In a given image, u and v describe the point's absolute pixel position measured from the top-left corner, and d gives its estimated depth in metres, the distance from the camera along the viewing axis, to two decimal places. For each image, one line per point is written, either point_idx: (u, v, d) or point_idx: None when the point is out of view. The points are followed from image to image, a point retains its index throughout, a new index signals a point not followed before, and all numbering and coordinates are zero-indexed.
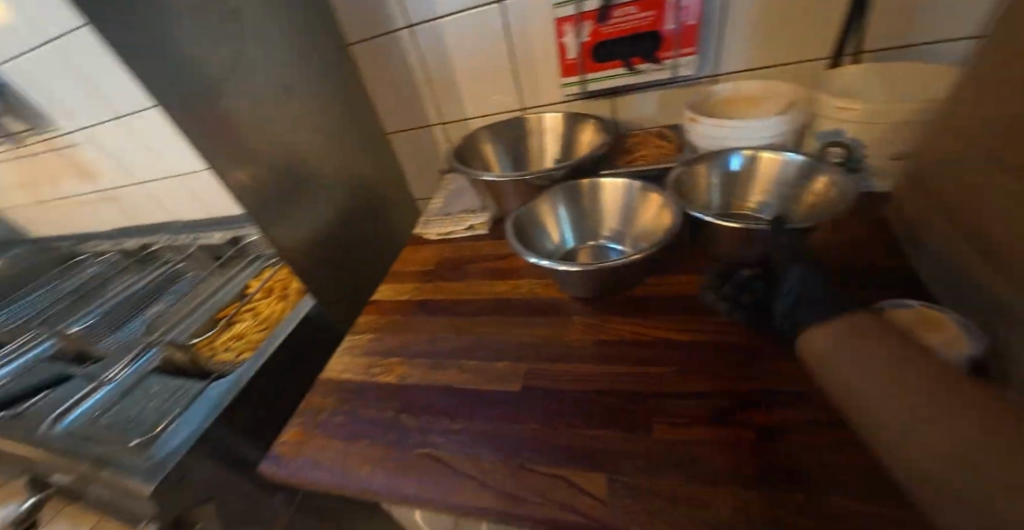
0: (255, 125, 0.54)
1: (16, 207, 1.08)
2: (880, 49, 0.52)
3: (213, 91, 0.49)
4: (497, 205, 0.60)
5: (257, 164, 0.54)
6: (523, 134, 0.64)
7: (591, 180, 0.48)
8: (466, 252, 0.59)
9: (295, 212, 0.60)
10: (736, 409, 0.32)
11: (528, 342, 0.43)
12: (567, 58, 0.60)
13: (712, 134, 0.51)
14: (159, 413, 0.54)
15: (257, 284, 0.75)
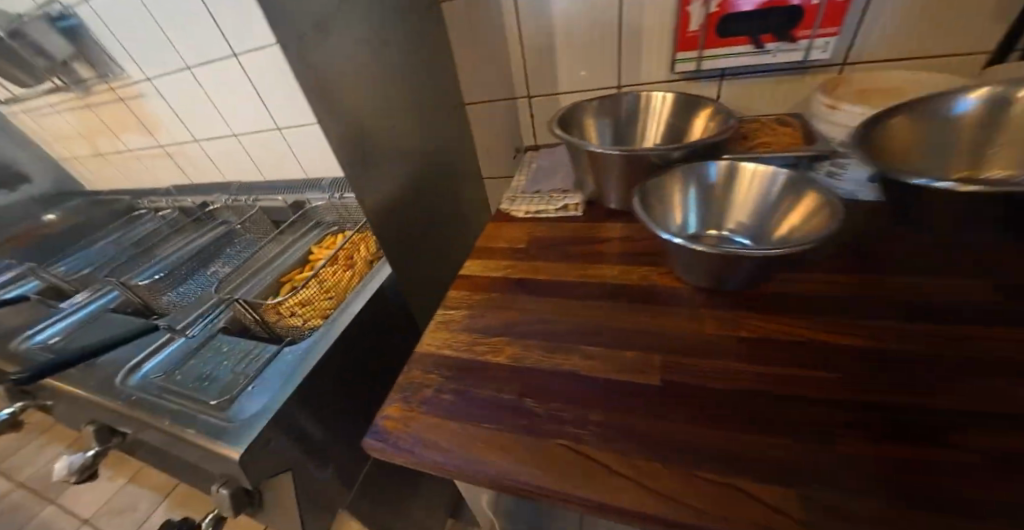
0: (355, 75, 0.51)
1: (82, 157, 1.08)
2: None
3: (321, 31, 0.45)
4: (597, 184, 0.56)
5: (354, 118, 0.51)
6: (624, 112, 0.60)
7: (729, 162, 0.43)
8: (560, 234, 0.55)
9: (380, 174, 0.57)
10: (939, 429, 0.28)
11: (655, 333, 0.39)
12: (687, 30, 0.55)
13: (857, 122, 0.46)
14: (233, 376, 0.51)
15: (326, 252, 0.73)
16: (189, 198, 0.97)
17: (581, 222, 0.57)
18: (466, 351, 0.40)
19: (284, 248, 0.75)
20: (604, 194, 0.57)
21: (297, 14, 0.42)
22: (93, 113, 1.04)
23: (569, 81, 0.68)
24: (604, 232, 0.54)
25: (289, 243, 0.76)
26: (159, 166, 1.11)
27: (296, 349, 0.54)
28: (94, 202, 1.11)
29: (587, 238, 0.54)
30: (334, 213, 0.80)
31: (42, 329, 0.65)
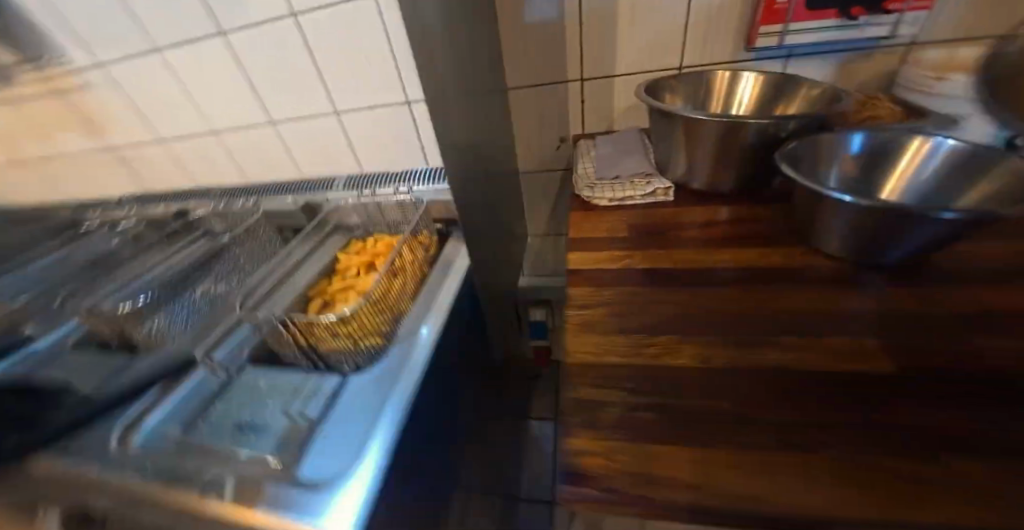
0: (433, 40, 0.42)
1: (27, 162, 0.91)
2: None
3: None
4: (693, 167, 0.52)
5: (435, 88, 0.43)
6: (705, 90, 0.55)
7: (891, 133, 0.41)
8: (661, 219, 0.50)
9: (453, 158, 0.48)
10: None
11: (848, 314, 0.34)
12: (776, 3, 0.52)
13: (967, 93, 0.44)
14: (291, 422, 0.38)
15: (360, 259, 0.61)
16: (158, 207, 0.80)
17: (674, 207, 0.52)
18: (633, 354, 0.33)
19: (305, 256, 0.61)
20: (696, 177, 0.53)
21: None
22: (14, 108, 0.84)
23: (628, 61, 0.64)
24: (707, 215, 0.50)
25: (311, 248, 0.63)
26: (106, 173, 0.92)
27: (372, 382, 0.41)
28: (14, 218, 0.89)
29: (695, 222, 0.49)
30: (360, 213, 0.68)
31: None
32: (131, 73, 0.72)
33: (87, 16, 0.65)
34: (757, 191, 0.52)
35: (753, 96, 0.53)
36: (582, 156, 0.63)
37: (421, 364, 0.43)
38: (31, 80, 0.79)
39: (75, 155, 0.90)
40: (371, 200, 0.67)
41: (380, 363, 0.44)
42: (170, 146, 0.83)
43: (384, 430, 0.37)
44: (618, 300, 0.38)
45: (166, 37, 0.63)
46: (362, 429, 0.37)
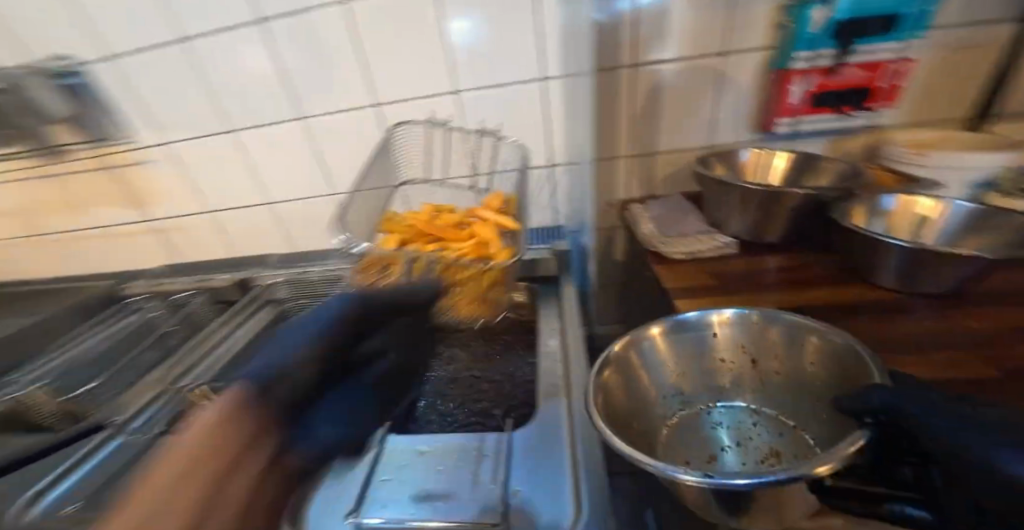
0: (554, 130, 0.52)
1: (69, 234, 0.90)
2: (1011, 115, 0.68)
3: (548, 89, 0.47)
4: (750, 225, 0.62)
5: None
6: (741, 164, 0.68)
7: (906, 196, 0.54)
8: (734, 268, 0.60)
9: None
10: None
11: (932, 334, 0.43)
12: (787, 103, 0.66)
13: (948, 166, 0.58)
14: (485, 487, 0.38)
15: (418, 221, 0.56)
16: (217, 276, 0.78)
17: (740, 257, 0.62)
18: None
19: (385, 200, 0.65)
20: (749, 233, 0.63)
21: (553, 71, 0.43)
22: (54, 182, 0.84)
23: (666, 141, 0.76)
24: (771, 263, 0.60)
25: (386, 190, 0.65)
26: (143, 245, 0.91)
27: (548, 441, 0.41)
28: (35, 294, 0.84)
29: (765, 270, 0.58)
30: (419, 171, 0.74)
31: (55, 484, 0.41)
32: (208, 150, 0.79)
33: (184, 103, 0.74)
34: (801, 242, 0.63)
35: (782, 170, 0.66)
36: (640, 218, 0.73)
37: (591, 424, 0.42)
38: (85, 156, 0.80)
39: (113, 228, 0.89)
40: (437, 157, 0.74)
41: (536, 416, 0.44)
42: (219, 220, 0.87)
43: (591, 481, 0.36)
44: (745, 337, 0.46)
45: (266, 119, 0.75)
46: (562, 485, 0.36)
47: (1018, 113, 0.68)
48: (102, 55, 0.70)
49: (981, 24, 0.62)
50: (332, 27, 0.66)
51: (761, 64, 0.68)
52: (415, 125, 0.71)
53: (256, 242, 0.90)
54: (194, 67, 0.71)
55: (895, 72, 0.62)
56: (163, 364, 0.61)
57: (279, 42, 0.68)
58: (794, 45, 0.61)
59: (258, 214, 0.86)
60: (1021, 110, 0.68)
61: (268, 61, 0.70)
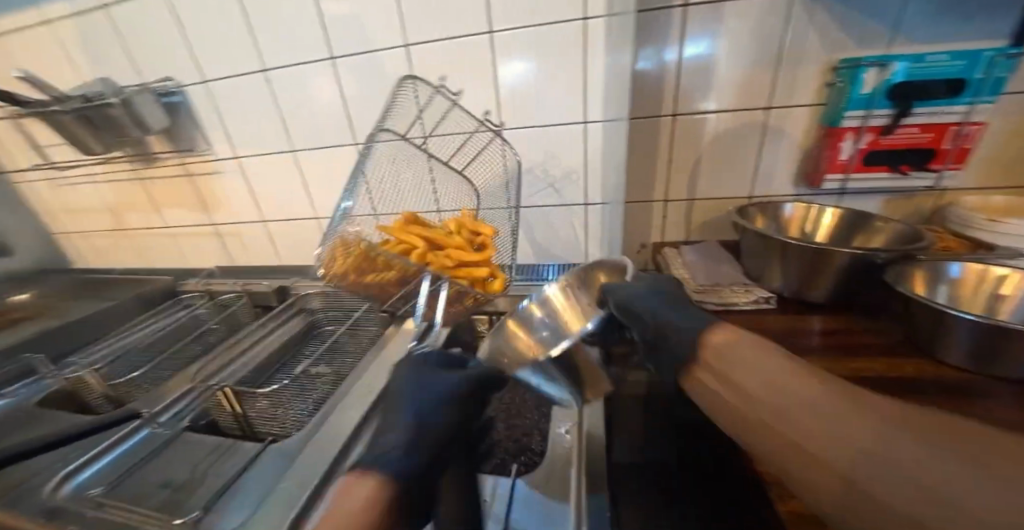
0: None
1: (145, 231, 1.01)
2: None
3: None
4: (791, 283, 0.59)
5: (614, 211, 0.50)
6: (784, 217, 0.66)
7: (979, 265, 0.50)
8: (772, 326, 0.57)
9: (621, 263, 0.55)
10: None
11: (1012, 425, 0.38)
12: (837, 159, 0.63)
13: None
14: None
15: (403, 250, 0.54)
16: (260, 284, 0.82)
17: (780, 314, 0.59)
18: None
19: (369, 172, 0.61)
20: (790, 290, 0.60)
21: None
22: (142, 184, 0.95)
23: (705, 189, 0.75)
24: (815, 324, 0.56)
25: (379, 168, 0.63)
26: (203, 246, 1.00)
27: (551, 491, 0.40)
28: (108, 281, 0.94)
29: (807, 332, 0.54)
30: None
31: (86, 466, 0.43)
32: (269, 165, 0.86)
33: (256, 123, 0.82)
34: (852, 304, 0.58)
35: (830, 227, 0.63)
36: (673, 264, 0.72)
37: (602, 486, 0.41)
38: (169, 164, 0.90)
39: (183, 228, 0.99)
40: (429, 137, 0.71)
41: (548, 466, 0.43)
42: (271, 229, 0.94)
43: None
44: None
45: (324, 140, 0.82)
46: None
47: None
48: (199, 78, 0.80)
49: None
50: (393, 64, 0.72)
51: (811, 119, 0.66)
52: (422, 83, 0.66)
53: (300, 252, 0.96)
54: (271, 93, 0.79)
55: (962, 134, 0.58)
56: (202, 359, 0.65)
57: (345, 75, 0.75)
58: (847, 102, 0.59)
59: (307, 227, 0.92)
60: None
61: (332, 89, 0.76)
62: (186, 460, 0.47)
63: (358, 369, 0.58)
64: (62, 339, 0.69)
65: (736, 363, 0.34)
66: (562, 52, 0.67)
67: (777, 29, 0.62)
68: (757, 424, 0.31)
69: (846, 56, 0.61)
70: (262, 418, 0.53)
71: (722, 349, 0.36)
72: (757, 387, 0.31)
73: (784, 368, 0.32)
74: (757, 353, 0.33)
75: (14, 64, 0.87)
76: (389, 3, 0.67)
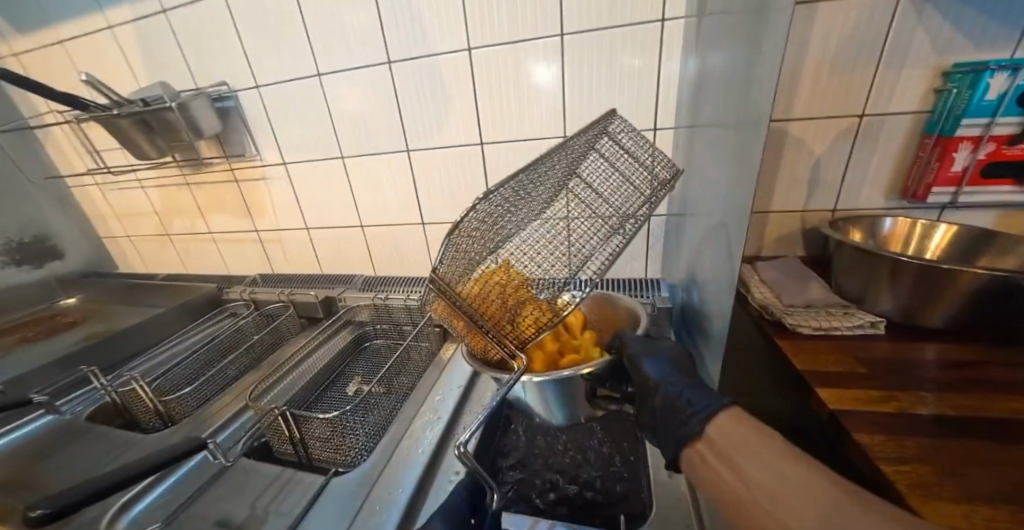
0: (731, 175, 0.46)
1: (188, 237, 1.01)
2: None
3: (748, 110, 0.42)
4: (903, 307, 0.53)
5: (734, 223, 0.44)
6: (882, 232, 0.60)
7: None
8: (884, 352, 0.50)
9: (714, 283, 0.50)
10: None
11: None
12: (949, 171, 0.58)
13: None
14: None
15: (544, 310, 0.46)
16: (306, 291, 0.78)
17: (890, 342, 0.53)
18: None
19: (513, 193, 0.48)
20: (900, 315, 0.54)
21: (756, 106, 0.40)
22: (190, 189, 0.94)
23: (784, 200, 0.69)
24: (937, 353, 0.49)
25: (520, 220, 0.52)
26: (246, 253, 0.98)
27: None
28: (151, 286, 0.92)
29: (927, 361, 0.48)
30: None
31: (144, 494, 0.42)
32: (317, 171, 0.84)
33: (308, 129, 0.80)
34: (978, 333, 0.51)
35: (941, 245, 0.57)
36: (750, 281, 0.66)
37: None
38: (217, 171, 0.89)
39: (226, 235, 0.98)
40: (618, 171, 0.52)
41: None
42: (314, 237, 0.92)
43: None
44: (932, 453, 0.37)
45: (375, 146, 0.79)
46: None
47: None
48: (253, 83, 0.79)
49: None
50: (453, 68, 0.69)
51: (912, 127, 0.60)
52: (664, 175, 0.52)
53: (341, 260, 0.93)
54: (325, 98, 0.77)
55: None
56: (252, 374, 0.62)
57: (402, 80, 0.72)
58: (966, 109, 0.54)
59: (350, 234, 0.89)
60: None
61: (387, 93, 0.74)
62: (244, 493, 0.43)
63: (418, 395, 0.54)
64: (111, 349, 0.67)
65: (733, 445, 0.37)
66: (633, 57, 0.63)
67: (878, 30, 0.57)
68: (752, 511, 0.33)
69: (963, 59, 0.55)
70: (317, 443, 0.49)
71: (720, 428, 0.38)
72: (756, 473, 0.34)
73: (756, 433, 0.37)
74: (746, 436, 0.37)
75: (75, 69, 0.88)
76: (454, 5, 0.65)
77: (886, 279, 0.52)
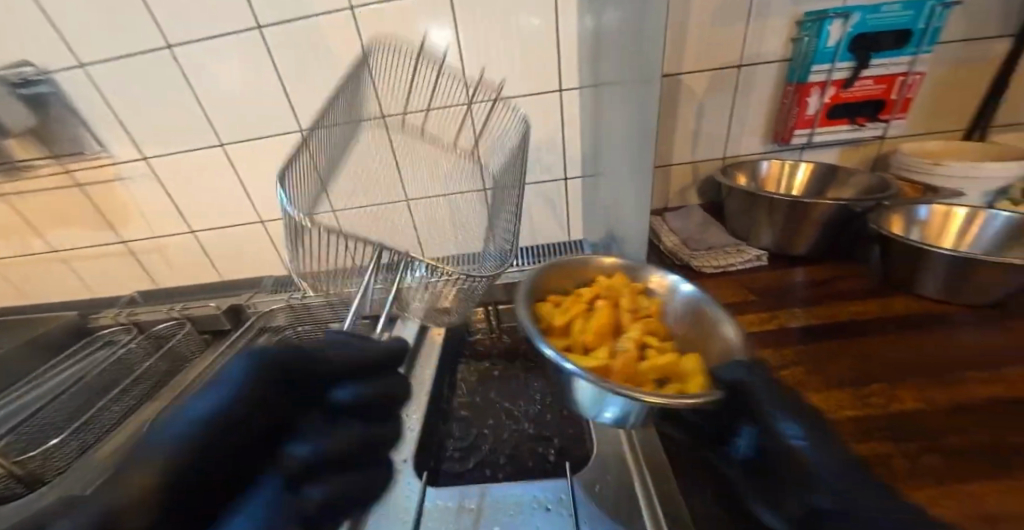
0: (633, 129, 0.48)
1: (28, 259, 0.82)
2: (1005, 125, 0.70)
3: (642, 62, 0.43)
4: (779, 239, 0.61)
5: (640, 178, 0.47)
6: (761, 175, 0.68)
7: (950, 209, 0.53)
8: (767, 281, 0.58)
9: (630, 237, 0.53)
10: None
11: (987, 348, 0.43)
12: (805, 114, 0.67)
13: (961, 174, 0.58)
14: None
15: (592, 320, 0.40)
16: (203, 303, 0.69)
17: (770, 270, 0.61)
18: (866, 406, 0.38)
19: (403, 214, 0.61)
20: (776, 244, 0.62)
21: (649, 61, 0.41)
22: (12, 200, 0.75)
23: (680, 153, 0.75)
24: (804, 275, 0.59)
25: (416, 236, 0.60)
26: (114, 269, 0.83)
27: (614, 480, 0.38)
28: None
29: (797, 283, 0.57)
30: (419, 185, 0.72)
31: None
32: (189, 164, 0.72)
33: (165, 114, 0.67)
34: (832, 253, 0.62)
35: (804, 181, 0.67)
36: (660, 230, 0.71)
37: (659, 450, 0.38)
38: (49, 173, 0.72)
39: (81, 251, 0.81)
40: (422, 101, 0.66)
41: None
42: (203, 241, 0.80)
43: None
44: (803, 358, 0.44)
45: (256, 129, 0.69)
46: None
47: (1008, 123, 0.70)
48: (75, 60, 0.63)
49: (983, 42, 0.64)
50: (338, 32, 0.62)
51: (777, 75, 0.68)
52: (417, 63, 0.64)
53: (241, 263, 0.82)
54: (181, 74, 0.64)
55: (907, 85, 0.64)
56: (146, 409, 0.54)
57: (278, 49, 0.63)
58: (814, 56, 0.63)
59: (248, 233, 0.79)
60: (1011, 121, 0.70)
61: (260, 66, 0.64)
62: None
63: None
64: None
65: None
66: (532, 16, 0.61)
67: None
68: None
69: (811, 9, 0.63)
70: None
71: None
72: None
73: None
74: None
75: None
76: None
77: (764, 216, 0.60)
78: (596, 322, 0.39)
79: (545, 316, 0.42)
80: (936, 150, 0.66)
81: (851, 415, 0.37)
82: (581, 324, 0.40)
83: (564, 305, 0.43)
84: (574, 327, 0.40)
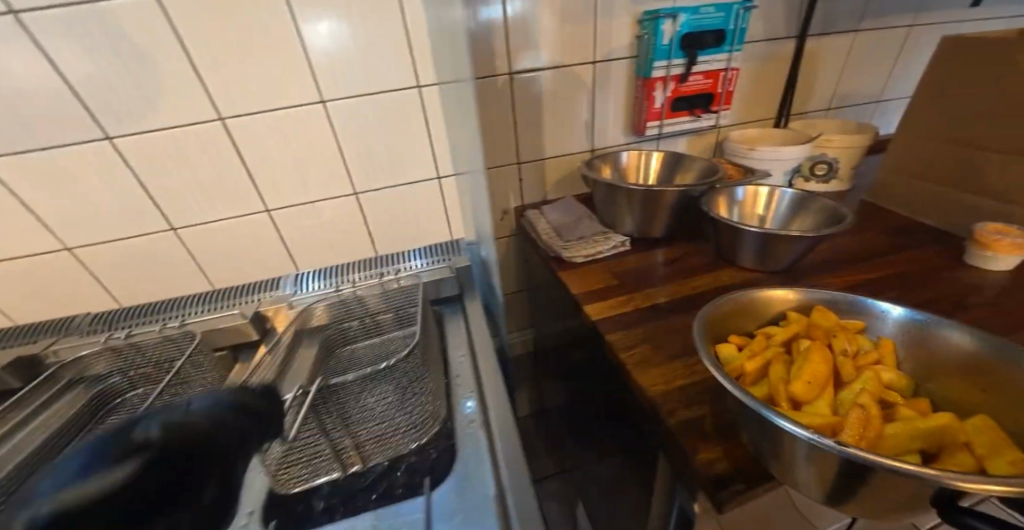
0: None
1: None
2: (801, 113, 0.84)
3: None
4: (636, 225, 0.66)
5: None
6: (622, 165, 0.73)
7: (756, 189, 0.62)
8: (627, 265, 0.63)
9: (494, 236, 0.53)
10: (950, 299, 0.47)
11: None
12: (653, 108, 0.73)
13: (769, 157, 0.68)
14: None
15: (812, 369, 0.35)
16: None
17: (632, 254, 0.66)
18: (694, 374, 0.42)
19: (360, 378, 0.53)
20: (635, 230, 0.68)
21: None
22: None
23: (550, 146, 0.77)
24: (657, 257, 0.64)
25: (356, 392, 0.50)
26: None
27: (472, 478, 0.37)
28: None
29: (651, 265, 0.62)
30: None
31: None
32: None
33: None
34: (681, 234, 0.69)
35: (656, 169, 0.73)
36: (536, 224, 0.73)
37: (513, 438, 0.40)
38: None
39: None
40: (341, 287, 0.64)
41: None
42: None
43: None
44: (649, 336, 0.48)
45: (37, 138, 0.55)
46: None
47: (802, 112, 0.85)
48: None
49: (780, 42, 0.75)
50: (136, 17, 0.51)
51: (628, 71, 0.73)
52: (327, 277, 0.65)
53: (48, 302, 0.67)
54: None
55: (728, 80, 0.73)
56: None
57: (48, 38, 0.50)
58: (653, 53, 0.68)
59: (49, 264, 0.64)
60: (804, 110, 0.84)
61: (25, 59, 0.51)
62: None
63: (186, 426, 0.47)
64: None
65: None
66: (376, 8, 0.58)
67: None
68: None
69: (646, 9, 0.68)
70: None
71: None
72: None
73: None
74: None
75: None
76: None
77: (621, 204, 0.65)
78: (810, 372, 0.34)
79: (727, 361, 0.38)
80: (754, 137, 0.77)
81: (684, 382, 0.42)
82: (796, 372, 0.35)
83: (760, 349, 0.38)
84: (782, 378, 0.35)
